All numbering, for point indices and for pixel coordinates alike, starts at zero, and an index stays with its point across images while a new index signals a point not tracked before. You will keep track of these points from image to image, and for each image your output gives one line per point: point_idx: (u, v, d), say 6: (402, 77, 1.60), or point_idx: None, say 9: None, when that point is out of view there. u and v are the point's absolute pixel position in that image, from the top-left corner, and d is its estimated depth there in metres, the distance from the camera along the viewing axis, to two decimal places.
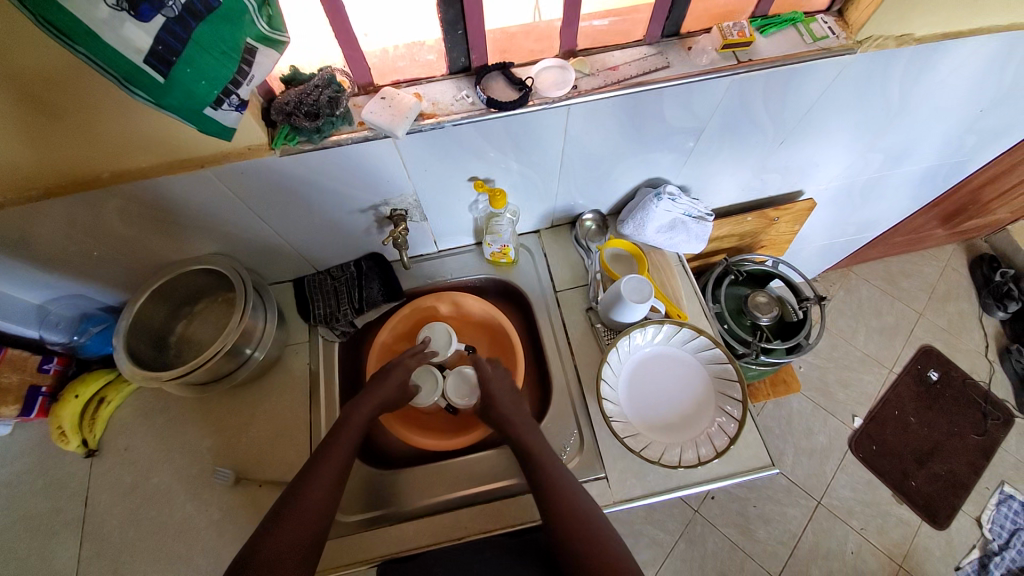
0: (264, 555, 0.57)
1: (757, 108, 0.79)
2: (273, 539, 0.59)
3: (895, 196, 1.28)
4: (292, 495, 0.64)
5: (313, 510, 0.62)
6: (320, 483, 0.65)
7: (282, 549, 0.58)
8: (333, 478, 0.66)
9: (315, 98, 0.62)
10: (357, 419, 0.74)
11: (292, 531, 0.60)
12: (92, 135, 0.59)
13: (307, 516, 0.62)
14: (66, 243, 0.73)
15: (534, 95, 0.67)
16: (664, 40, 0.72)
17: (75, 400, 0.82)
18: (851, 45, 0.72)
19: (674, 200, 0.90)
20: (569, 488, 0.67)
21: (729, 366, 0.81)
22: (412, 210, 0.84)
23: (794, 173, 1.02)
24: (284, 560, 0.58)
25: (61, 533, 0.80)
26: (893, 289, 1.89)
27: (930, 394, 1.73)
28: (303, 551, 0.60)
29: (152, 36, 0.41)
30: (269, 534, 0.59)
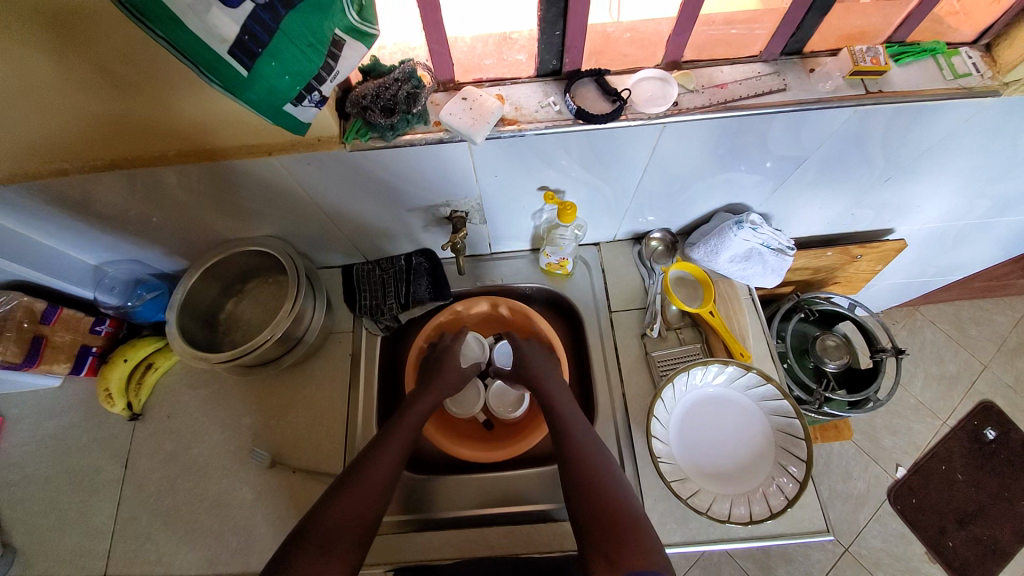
0: (324, 523, 0.59)
1: (871, 143, 0.71)
2: (333, 509, 0.60)
3: (991, 243, 1.15)
4: (353, 471, 0.65)
5: (374, 489, 0.64)
6: (381, 462, 0.67)
7: (340, 521, 0.60)
8: (392, 464, 0.67)
9: (394, 93, 0.58)
10: (419, 406, 0.76)
11: (348, 508, 0.61)
12: (161, 111, 0.57)
13: (368, 493, 0.63)
14: (128, 210, 0.72)
15: (627, 110, 0.61)
16: (783, 58, 0.64)
17: (123, 363, 0.83)
18: (996, 86, 0.62)
19: (756, 229, 0.82)
20: (619, 509, 0.61)
21: (797, 422, 0.74)
22: (474, 213, 0.80)
23: (888, 211, 0.92)
24: (337, 540, 0.58)
25: (103, 490, 0.82)
26: (959, 336, 1.75)
27: (984, 453, 1.61)
28: (360, 531, 0.60)
29: (238, 23, 0.38)
30: (330, 505, 0.61)
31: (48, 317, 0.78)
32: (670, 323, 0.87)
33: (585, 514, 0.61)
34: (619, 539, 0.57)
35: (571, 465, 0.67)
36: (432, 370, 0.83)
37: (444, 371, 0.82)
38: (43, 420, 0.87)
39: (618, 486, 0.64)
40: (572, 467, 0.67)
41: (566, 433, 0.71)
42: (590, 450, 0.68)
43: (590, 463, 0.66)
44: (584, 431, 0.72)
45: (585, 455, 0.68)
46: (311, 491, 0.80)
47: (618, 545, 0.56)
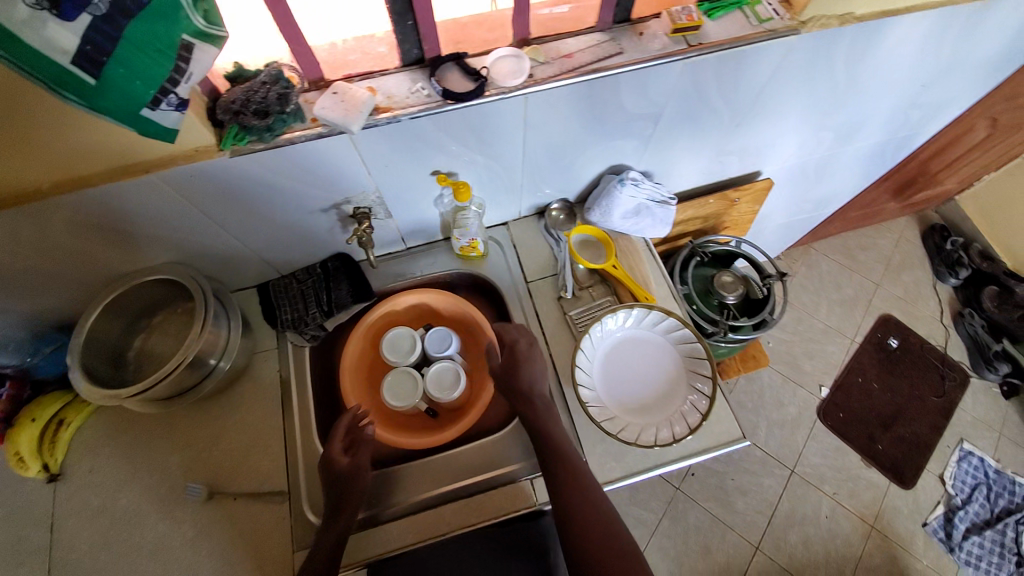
0: None
1: (711, 92, 0.82)
2: None
3: (848, 172, 1.33)
4: None
5: None
6: None
7: None
8: None
9: (264, 95, 0.61)
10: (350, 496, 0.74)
11: None
12: (25, 143, 0.56)
13: None
14: (11, 262, 0.69)
15: (490, 85, 0.67)
16: (616, 27, 0.73)
17: (31, 424, 0.78)
18: (794, 25, 0.75)
19: (637, 184, 0.92)
20: (624, 558, 0.66)
21: (698, 345, 0.83)
22: (377, 207, 0.83)
23: (751, 154, 1.05)
24: None
25: (23, 565, 0.76)
26: (851, 263, 1.97)
27: (891, 359, 1.81)
28: None
29: (78, 35, 0.40)
30: None
31: None
32: (581, 283, 0.94)
33: (598, 574, 0.65)
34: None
35: (577, 519, 0.68)
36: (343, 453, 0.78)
37: (347, 497, 0.73)
38: None
39: (622, 533, 0.68)
40: (580, 523, 0.67)
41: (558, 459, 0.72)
42: (592, 501, 0.69)
43: (597, 519, 0.68)
44: (585, 477, 0.71)
45: (600, 510, 0.68)
46: (259, 513, 0.78)
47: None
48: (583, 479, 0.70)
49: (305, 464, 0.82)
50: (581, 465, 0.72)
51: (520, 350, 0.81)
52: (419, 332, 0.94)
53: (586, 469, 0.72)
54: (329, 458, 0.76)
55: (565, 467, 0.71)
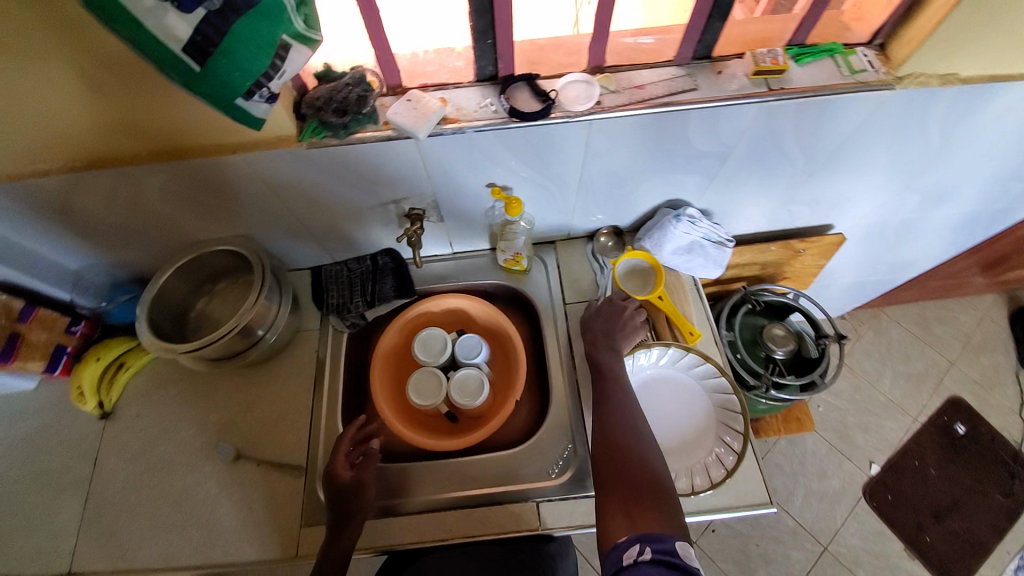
0: None
1: (787, 138, 0.78)
2: None
3: (933, 238, 1.22)
4: None
5: None
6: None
7: None
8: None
9: (345, 95, 0.65)
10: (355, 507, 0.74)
11: None
12: (135, 114, 0.63)
13: None
14: (106, 214, 0.78)
15: (557, 108, 0.68)
16: (694, 63, 0.72)
17: (95, 363, 0.87)
18: (889, 80, 0.70)
19: (694, 223, 0.89)
20: (647, 479, 0.63)
21: (733, 397, 0.79)
22: (431, 211, 0.86)
23: (823, 207, 0.99)
24: None
25: (70, 489, 0.84)
26: (924, 335, 1.80)
27: (956, 447, 1.64)
28: None
29: (192, 26, 0.45)
30: None
31: (25, 316, 0.83)
32: None
33: (614, 479, 0.64)
34: (644, 508, 0.60)
35: (614, 435, 0.69)
36: (350, 466, 0.78)
37: (352, 509, 0.74)
38: (16, 422, 0.89)
39: (655, 462, 0.66)
40: (615, 437, 0.69)
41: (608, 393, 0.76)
42: (630, 426, 0.71)
43: (628, 440, 0.68)
44: (634, 409, 0.74)
45: (635, 438, 0.69)
46: (275, 483, 0.82)
47: (639, 510, 0.60)
48: (632, 411, 0.73)
49: (325, 444, 0.85)
50: (633, 400, 0.75)
51: (610, 309, 0.85)
52: (451, 335, 0.96)
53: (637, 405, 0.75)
54: (332, 472, 0.77)
55: (616, 392, 0.76)
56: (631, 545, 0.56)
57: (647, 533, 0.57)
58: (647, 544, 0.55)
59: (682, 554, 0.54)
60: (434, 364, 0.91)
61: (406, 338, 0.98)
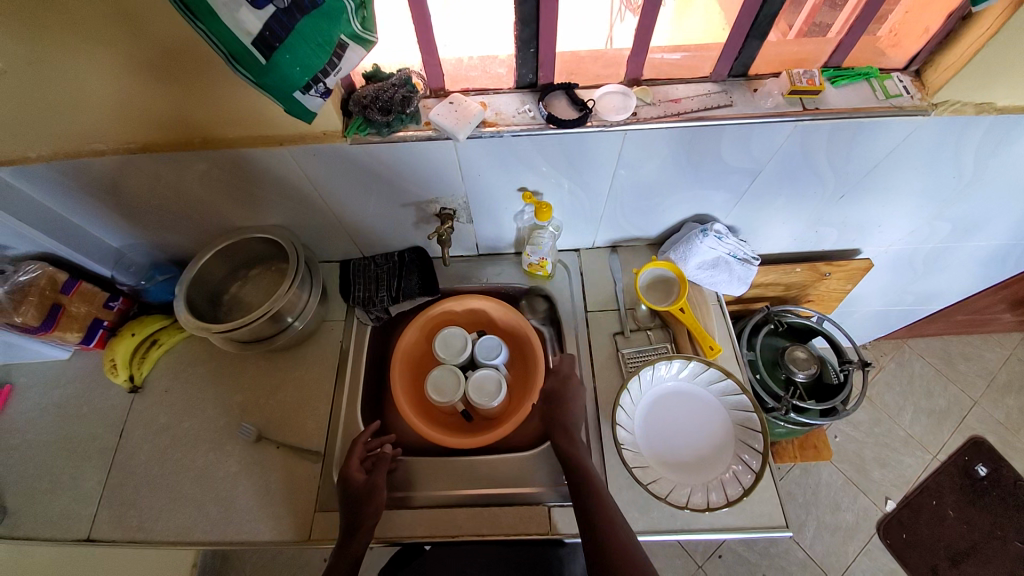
0: None
1: (819, 159, 0.78)
2: None
3: (961, 271, 1.21)
4: None
5: None
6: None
7: None
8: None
9: (391, 96, 0.68)
10: (376, 501, 0.75)
11: None
12: (192, 101, 0.67)
13: None
14: (153, 196, 0.82)
15: (593, 117, 0.70)
16: (730, 80, 0.74)
17: (130, 337, 0.91)
18: (925, 106, 0.71)
19: (721, 238, 0.89)
20: (639, 561, 0.62)
21: (754, 415, 0.79)
22: (461, 211, 0.88)
23: (851, 230, 0.99)
24: None
25: (96, 457, 0.86)
26: (948, 370, 1.76)
27: (976, 489, 1.58)
28: None
29: (261, 20, 0.47)
30: None
31: (68, 289, 0.87)
32: (639, 323, 0.93)
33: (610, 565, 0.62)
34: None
35: (604, 552, 0.63)
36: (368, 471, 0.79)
37: (363, 513, 0.73)
38: (51, 390, 0.93)
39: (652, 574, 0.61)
40: (605, 554, 0.63)
41: (579, 465, 0.72)
42: (619, 535, 0.64)
43: (621, 553, 0.62)
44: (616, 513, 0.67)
45: (627, 549, 0.63)
46: (290, 468, 0.84)
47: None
48: (615, 514, 0.67)
49: (342, 434, 0.86)
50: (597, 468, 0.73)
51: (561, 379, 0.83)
52: (471, 336, 0.98)
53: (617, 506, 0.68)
54: (346, 476, 0.77)
55: (597, 497, 0.68)
56: None
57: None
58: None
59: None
60: (454, 361, 0.93)
61: (426, 337, 1.00)
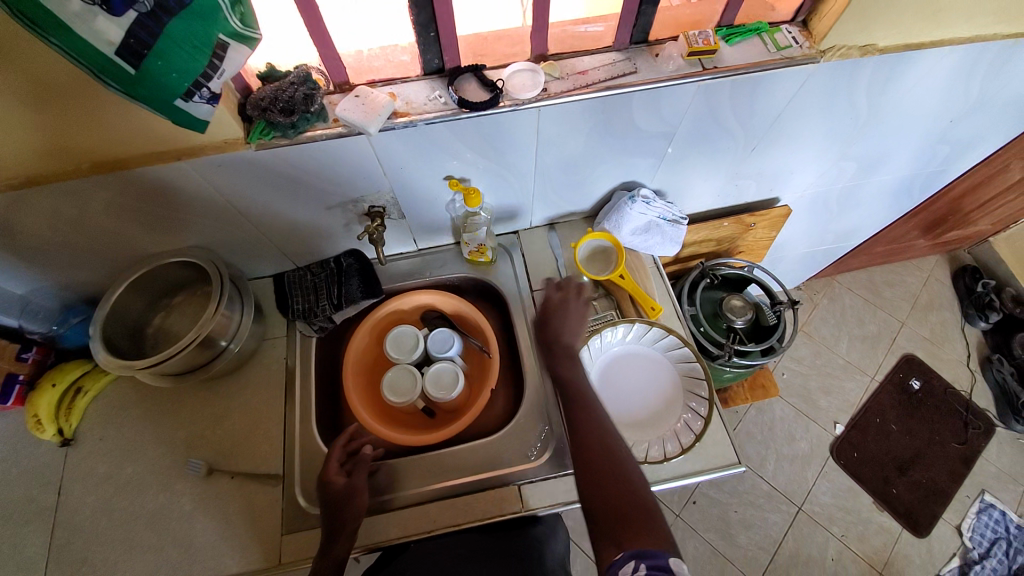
0: None
1: (726, 116, 0.82)
2: None
3: (871, 205, 1.31)
4: None
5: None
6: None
7: None
8: None
9: (291, 95, 0.65)
10: (359, 501, 0.74)
11: None
12: (69, 124, 0.61)
13: None
14: (47, 234, 0.75)
15: (505, 96, 0.70)
16: (633, 47, 0.75)
17: (52, 389, 0.83)
18: (813, 54, 0.75)
19: (649, 203, 0.92)
20: (628, 489, 0.59)
21: (697, 365, 0.83)
22: (390, 207, 0.86)
23: (768, 180, 1.05)
24: None
25: (31, 522, 0.80)
26: (875, 298, 1.92)
27: (912, 402, 1.74)
28: None
29: (123, 29, 0.44)
30: None
31: None
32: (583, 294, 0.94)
33: (598, 493, 0.60)
34: (634, 529, 0.56)
35: (591, 455, 0.63)
36: (350, 470, 0.78)
37: (343, 518, 0.72)
38: None
39: (634, 473, 0.62)
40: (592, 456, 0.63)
41: (575, 395, 0.69)
42: (605, 440, 0.65)
43: (606, 456, 0.63)
44: (607, 420, 0.67)
45: (618, 479, 0.61)
46: (251, 496, 0.81)
47: (626, 529, 0.56)
48: (607, 422, 0.67)
49: (301, 450, 0.84)
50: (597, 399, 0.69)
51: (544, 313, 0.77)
52: (423, 330, 0.97)
53: (609, 414, 0.68)
54: (324, 480, 0.76)
55: (584, 408, 0.68)
56: (626, 563, 0.53)
57: (641, 550, 0.53)
58: (642, 562, 0.52)
59: (676, 570, 0.51)
60: (409, 358, 0.92)
61: (377, 342, 0.98)
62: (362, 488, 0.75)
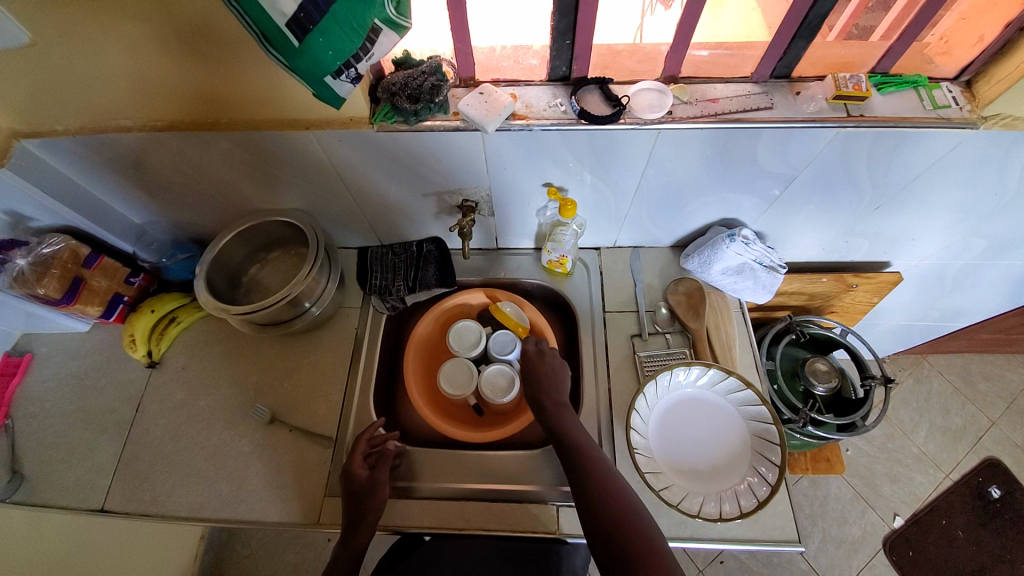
0: None
1: (858, 168, 0.75)
2: None
3: (993, 289, 1.17)
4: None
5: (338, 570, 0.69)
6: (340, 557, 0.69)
7: None
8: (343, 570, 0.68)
9: (420, 84, 0.67)
10: (380, 496, 0.74)
11: None
12: (222, 80, 0.66)
13: None
14: (176, 174, 0.81)
15: (628, 114, 0.68)
16: (772, 81, 0.71)
17: (150, 314, 0.91)
18: (974, 119, 0.67)
19: (748, 244, 0.85)
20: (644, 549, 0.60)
21: (773, 427, 0.77)
22: (483, 204, 0.86)
23: (883, 242, 0.95)
24: None
25: (113, 430, 0.88)
26: (968, 389, 1.72)
27: (988, 512, 1.55)
28: None
29: (296, 2, 0.46)
30: None
31: (90, 263, 0.87)
32: (658, 325, 0.91)
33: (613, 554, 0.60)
34: None
35: (600, 518, 0.63)
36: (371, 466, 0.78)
37: (364, 510, 0.73)
38: (70, 360, 0.95)
39: (645, 530, 0.62)
40: (599, 518, 0.63)
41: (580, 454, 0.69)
42: (613, 501, 0.64)
43: (616, 518, 0.62)
44: (607, 479, 0.66)
45: (633, 536, 0.61)
46: (301, 452, 0.84)
47: None
48: (609, 482, 0.66)
49: (353, 420, 0.86)
50: (598, 462, 0.68)
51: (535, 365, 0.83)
52: (485, 328, 0.96)
53: (614, 477, 0.67)
54: (348, 470, 0.76)
55: (582, 469, 0.68)
56: None
57: None
58: None
59: None
60: (468, 354, 0.92)
61: (438, 329, 0.99)
62: (381, 482, 0.76)
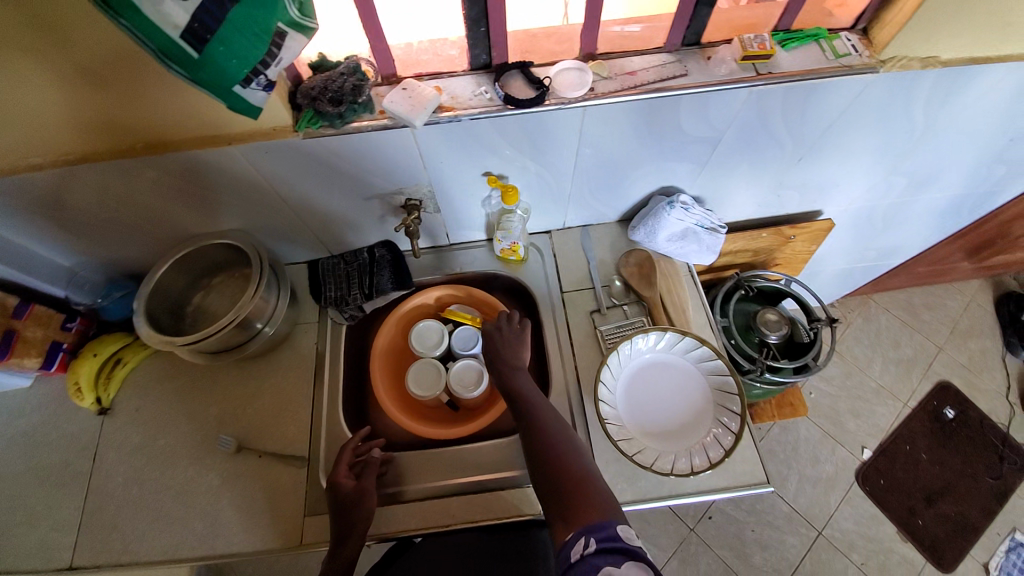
0: None
1: (776, 122, 0.79)
2: None
3: (918, 224, 1.25)
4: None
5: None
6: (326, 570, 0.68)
7: None
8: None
9: (340, 85, 0.66)
10: (367, 503, 0.74)
11: None
12: (132, 104, 0.63)
13: None
14: (99, 209, 0.78)
15: (552, 95, 0.69)
16: (684, 49, 0.73)
17: (92, 358, 0.87)
18: (873, 63, 0.72)
19: (687, 209, 0.91)
20: (575, 477, 0.64)
21: (730, 379, 0.81)
22: (427, 201, 0.86)
23: (812, 192, 1.01)
24: None
25: (70, 485, 0.83)
26: (912, 321, 1.84)
27: (945, 432, 1.66)
28: None
29: (187, 12, 0.44)
30: None
31: (21, 313, 0.83)
32: (614, 298, 0.93)
33: (548, 485, 0.64)
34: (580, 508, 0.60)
35: (546, 463, 0.66)
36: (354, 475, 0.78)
37: (353, 518, 0.72)
38: (12, 420, 0.89)
39: (578, 461, 0.66)
40: (539, 455, 0.67)
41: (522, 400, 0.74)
42: (550, 439, 0.68)
43: (551, 454, 0.67)
44: (546, 421, 0.71)
45: (564, 467, 0.65)
46: (275, 474, 0.82)
47: (575, 512, 0.60)
48: (547, 424, 0.70)
49: (325, 435, 0.85)
50: (541, 406, 0.73)
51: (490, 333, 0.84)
52: (447, 325, 0.97)
53: (554, 418, 0.71)
54: (333, 482, 0.75)
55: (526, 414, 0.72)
56: (577, 540, 0.56)
57: (588, 524, 0.57)
58: (592, 536, 0.55)
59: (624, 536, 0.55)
60: (433, 353, 0.92)
61: (400, 333, 0.99)
62: (367, 490, 0.75)
